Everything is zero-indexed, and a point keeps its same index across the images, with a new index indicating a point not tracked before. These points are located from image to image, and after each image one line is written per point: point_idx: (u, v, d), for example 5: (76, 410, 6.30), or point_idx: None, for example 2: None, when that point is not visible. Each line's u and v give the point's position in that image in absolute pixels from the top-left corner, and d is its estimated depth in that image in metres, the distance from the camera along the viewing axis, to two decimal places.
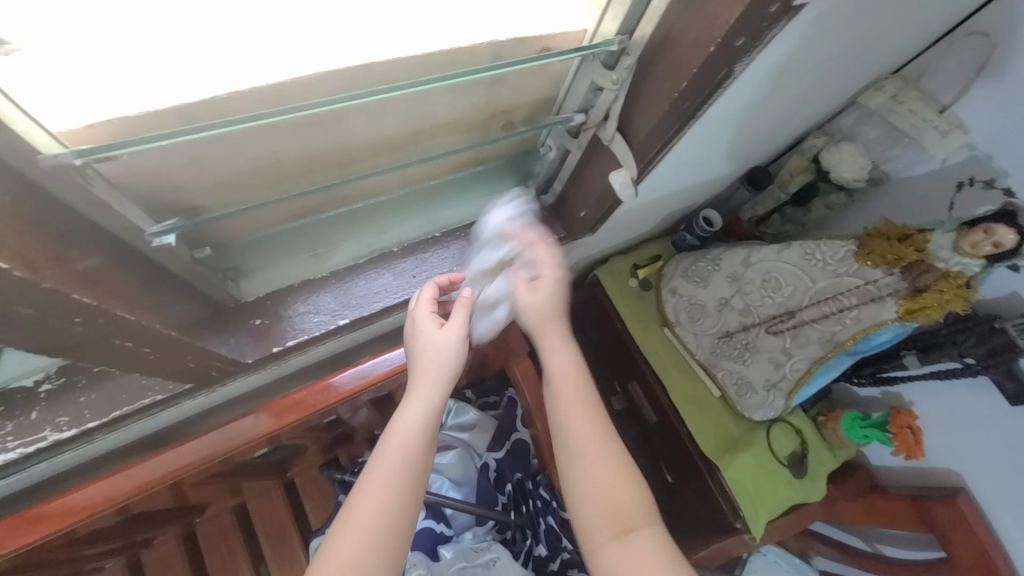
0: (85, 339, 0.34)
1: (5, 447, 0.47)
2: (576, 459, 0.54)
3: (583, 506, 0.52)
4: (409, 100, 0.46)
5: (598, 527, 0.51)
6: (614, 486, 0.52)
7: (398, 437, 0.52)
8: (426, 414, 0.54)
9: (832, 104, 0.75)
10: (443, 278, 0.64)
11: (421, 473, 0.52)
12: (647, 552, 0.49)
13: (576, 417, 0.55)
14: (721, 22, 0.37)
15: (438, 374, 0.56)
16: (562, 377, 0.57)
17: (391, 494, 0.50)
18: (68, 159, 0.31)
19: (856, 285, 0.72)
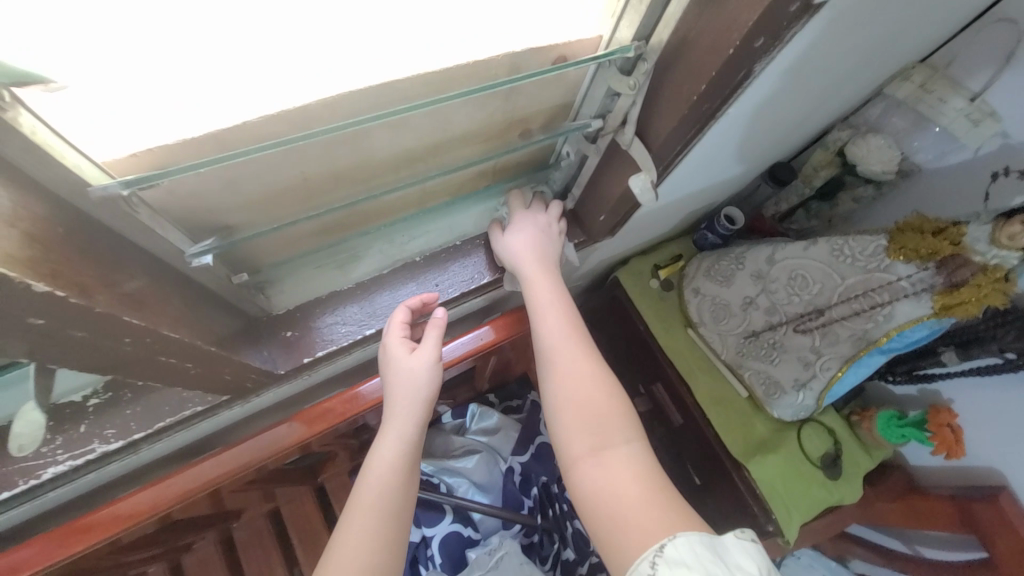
0: (132, 359, 0.36)
1: (55, 459, 0.50)
2: (554, 375, 0.56)
3: (558, 419, 0.54)
4: (427, 115, 0.47)
5: (574, 440, 0.52)
6: (590, 399, 0.53)
7: (375, 472, 0.54)
8: (403, 443, 0.57)
9: (855, 97, 0.73)
10: (415, 300, 0.63)
11: (403, 506, 0.54)
12: (622, 466, 0.49)
13: (556, 336, 0.58)
14: (739, 25, 0.37)
15: (410, 400, 0.58)
16: (544, 308, 0.61)
17: (371, 532, 0.51)
18: (115, 189, 0.33)
19: (888, 281, 0.70)
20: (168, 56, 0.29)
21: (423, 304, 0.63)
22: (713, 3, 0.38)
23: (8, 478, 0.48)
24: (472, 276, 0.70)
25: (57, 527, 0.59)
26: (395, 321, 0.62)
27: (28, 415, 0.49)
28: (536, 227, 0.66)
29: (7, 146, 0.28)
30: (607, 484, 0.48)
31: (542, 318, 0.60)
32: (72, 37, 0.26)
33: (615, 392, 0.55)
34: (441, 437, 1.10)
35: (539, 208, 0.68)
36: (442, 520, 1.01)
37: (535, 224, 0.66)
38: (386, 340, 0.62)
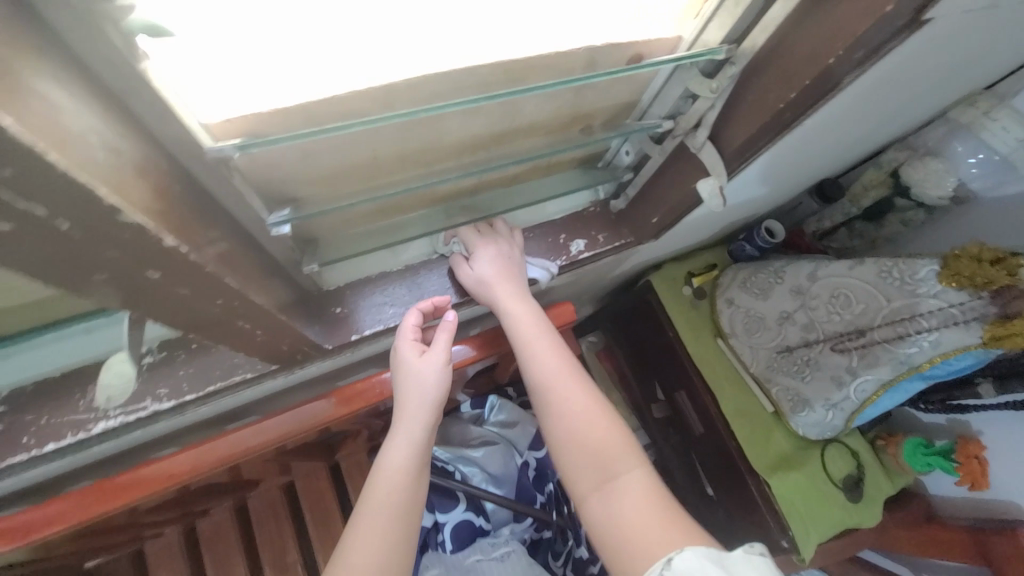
0: (213, 323, 0.35)
1: (108, 414, 0.51)
2: (554, 411, 0.58)
3: (563, 454, 0.56)
4: (499, 106, 0.47)
5: (581, 474, 0.55)
6: (588, 432, 0.56)
7: (387, 477, 0.56)
8: (412, 447, 0.58)
9: (915, 119, 0.72)
10: (427, 304, 0.62)
11: (414, 508, 0.56)
12: (627, 495, 0.52)
13: (540, 365, 0.60)
14: (844, 35, 0.37)
15: (418, 406, 0.59)
16: (527, 335, 0.62)
17: (381, 536, 0.54)
18: (229, 151, 0.32)
19: (938, 307, 0.69)
20: (280, 30, 0.30)
21: (436, 308, 0.61)
22: (821, 9, 0.38)
23: (62, 428, 0.50)
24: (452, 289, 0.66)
25: (93, 483, 0.60)
26: (406, 325, 0.61)
27: (117, 367, 0.50)
28: (496, 249, 0.64)
29: (138, 101, 0.26)
30: (617, 517, 0.51)
31: (530, 355, 0.61)
32: (211, 12, 0.27)
33: (618, 419, 0.57)
34: (458, 427, 1.11)
35: (492, 232, 0.65)
36: (455, 508, 1.02)
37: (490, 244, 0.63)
38: (396, 344, 0.61)
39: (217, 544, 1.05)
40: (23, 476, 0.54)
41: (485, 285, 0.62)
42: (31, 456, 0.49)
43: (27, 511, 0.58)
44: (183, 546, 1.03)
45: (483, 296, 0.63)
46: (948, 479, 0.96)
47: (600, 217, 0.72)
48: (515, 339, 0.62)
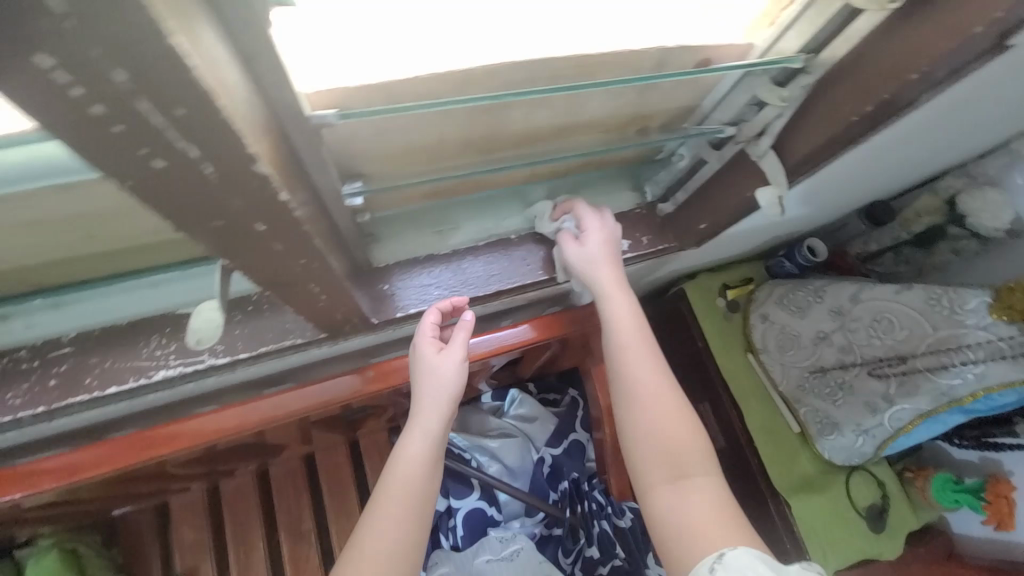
0: (289, 283, 0.37)
1: (168, 363, 0.53)
2: (636, 405, 0.59)
3: (639, 446, 0.58)
4: (565, 99, 0.48)
5: (652, 469, 0.56)
6: (667, 430, 0.57)
7: (405, 465, 0.58)
8: (428, 440, 0.60)
9: (979, 147, 0.70)
10: (446, 304, 0.62)
11: (428, 499, 0.58)
12: (698, 495, 0.53)
13: (634, 356, 0.61)
14: (929, 52, 0.37)
15: (434, 401, 0.61)
16: (620, 325, 0.63)
17: (399, 523, 0.56)
18: (329, 116, 0.34)
19: (986, 340, 0.70)
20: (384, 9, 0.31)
21: (453, 307, 0.62)
22: (911, 23, 0.38)
23: (124, 373, 0.52)
24: (501, 271, 0.66)
25: (140, 431, 0.63)
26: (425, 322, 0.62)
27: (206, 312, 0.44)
28: (605, 226, 0.64)
29: (261, 65, 0.26)
30: (685, 513, 0.52)
31: (624, 342, 0.62)
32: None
33: (696, 423, 0.58)
34: (478, 416, 1.12)
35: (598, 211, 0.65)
36: (469, 495, 1.03)
37: (601, 224, 0.63)
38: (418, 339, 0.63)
39: (238, 506, 1.08)
40: (82, 417, 0.57)
41: (588, 264, 0.63)
42: (92, 397, 0.51)
43: (77, 451, 0.61)
44: (206, 503, 1.07)
45: (583, 273, 0.64)
46: (975, 518, 0.94)
47: (646, 219, 0.71)
48: (609, 326, 0.63)
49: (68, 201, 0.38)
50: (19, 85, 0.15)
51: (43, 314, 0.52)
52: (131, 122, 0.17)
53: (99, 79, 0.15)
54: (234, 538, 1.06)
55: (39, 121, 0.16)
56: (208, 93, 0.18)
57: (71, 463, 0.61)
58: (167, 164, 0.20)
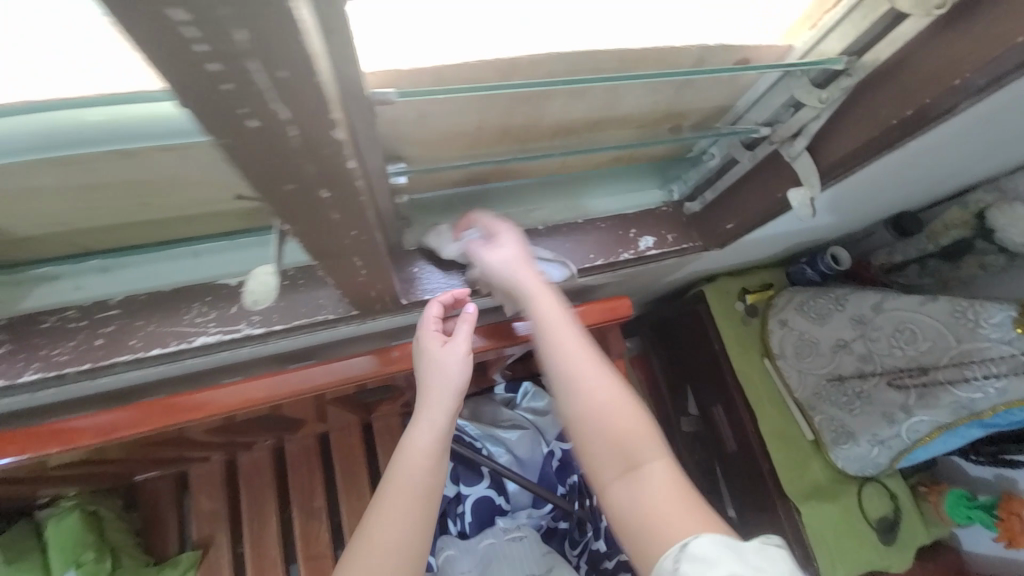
0: (334, 255, 0.39)
1: (208, 330, 0.55)
2: (576, 401, 0.58)
3: (586, 445, 0.57)
4: (603, 92, 0.49)
5: (604, 466, 0.56)
6: (609, 422, 0.56)
7: (409, 461, 0.58)
8: (431, 436, 0.59)
9: (1011, 161, 0.70)
10: (448, 296, 0.62)
11: (434, 493, 0.58)
12: (653, 482, 0.52)
13: (562, 353, 0.60)
14: (972, 60, 0.37)
15: (441, 393, 0.60)
16: (549, 320, 0.61)
17: (404, 514, 0.55)
18: (391, 94, 0.35)
19: (1010, 354, 0.67)
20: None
21: (456, 299, 0.62)
22: (957, 28, 0.38)
23: (164, 337, 0.54)
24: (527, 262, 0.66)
25: (160, 400, 0.64)
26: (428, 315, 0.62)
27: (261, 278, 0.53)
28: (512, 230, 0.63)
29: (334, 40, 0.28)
30: (640, 505, 0.51)
31: (554, 342, 0.60)
32: None
33: (639, 410, 0.57)
34: (490, 407, 1.13)
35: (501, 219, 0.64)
36: (479, 483, 1.05)
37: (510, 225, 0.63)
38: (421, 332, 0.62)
39: (253, 480, 1.10)
40: (122, 378, 0.59)
41: (505, 263, 0.60)
42: (135, 357, 0.53)
43: (105, 414, 0.62)
44: (224, 475, 1.09)
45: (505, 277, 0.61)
46: (987, 536, 0.93)
47: (672, 217, 0.72)
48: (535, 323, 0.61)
49: (133, 166, 0.40)
50: (154, 37, 0.16)
51: (94, 278, 0.55)
52: (240, 82, 0.19)
53: (220, 42, 0.17)
54: (248, 509, 1.09)
55: (160, 75, 0.18)
56: (309, 58, 0.19)
57: (104, 423, 0.62)
58: (260, 124, 0.21)
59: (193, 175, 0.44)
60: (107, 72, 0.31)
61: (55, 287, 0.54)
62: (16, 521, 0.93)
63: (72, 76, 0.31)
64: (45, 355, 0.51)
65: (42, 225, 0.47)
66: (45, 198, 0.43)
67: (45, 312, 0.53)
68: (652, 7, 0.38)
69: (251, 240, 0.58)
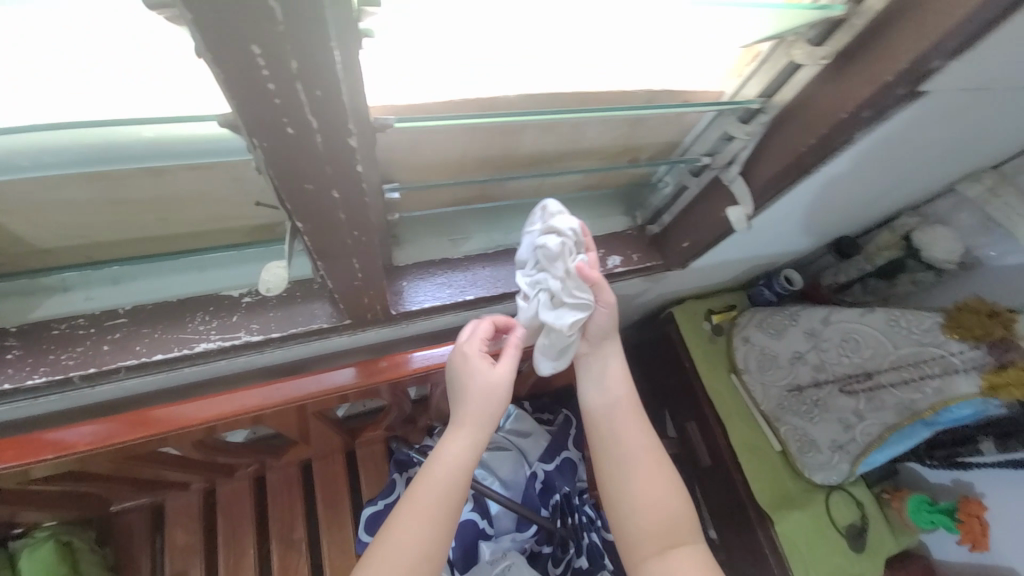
0: (338, 254, 0.45)
1: (208, 337, 0.59)
2: (632, 476, 0.66)
3: (633, 517, 0.64)
4: (570, 126, 0.58)
5: (647, 540, 0.63)
6: (658, 503, 0.64)
7: (436, 474, 0.55)
8: (464, 451, 0.57)
9: (922, 191, 0.81)
10: (503, 320, 0.63)
11: (453, 511, 0.55)
12: (689, 563, 0.60)
13: (628, 428, 0.68)
14: (851, 98, 0.47)
15: (479, 411, 0.58)
16: (619, 397, 0.70)
17: (419, 526, 0.53)
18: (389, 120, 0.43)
19: (937, 355, 0.76)
20: (440, 43, 0.40)
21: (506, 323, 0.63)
22: (837, 76, 0.48)
23: (167, 343, 0.58)
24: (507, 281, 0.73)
25: (127, 413, 0.64)
26: (476, 332, 0.62)
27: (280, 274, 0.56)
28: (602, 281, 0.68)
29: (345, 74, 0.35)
30: None
31: (619, 418, 0.69)
32: (408, 32, 0.38)
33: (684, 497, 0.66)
34: None
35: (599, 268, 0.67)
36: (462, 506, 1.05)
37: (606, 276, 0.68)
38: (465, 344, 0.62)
39: (231, 512, 1.08)
40: (121, 386, 0.61)
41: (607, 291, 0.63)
42: (139, 362, 0.57)
43: (89, 424, 0.62)
44: (200, 506, 1.07)
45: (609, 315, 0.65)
46: (951, 543, 0.99)
47: (637, 239, 0.80)
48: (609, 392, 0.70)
49: (161, 181, 0.46)
50: (230, 61, 0.23)
51: (103, 289, 0.60)
52: (286, 98, 0.26)
53: (280, 70, 0.24)
54: (226, 540, 1.06)
55: (224, 86, 0.25)
56: (336, 83, 0.26)
57: (92, 434, 0.62)
58: (294, 131, 0.28)
59: (210, 191, 0.50)
60: (107, 73, 0.33)
61: (66, 298, 0.58)
62: None
63: (71, 75, 0.33)
64: (53, 360, 0.55)
65: (66, 236, 0.52)
66: (74, 210, 0.48)
67: (55, 320, 0.57)
68: (600, 57, 0.48)
69: (254, 254, 0.63)
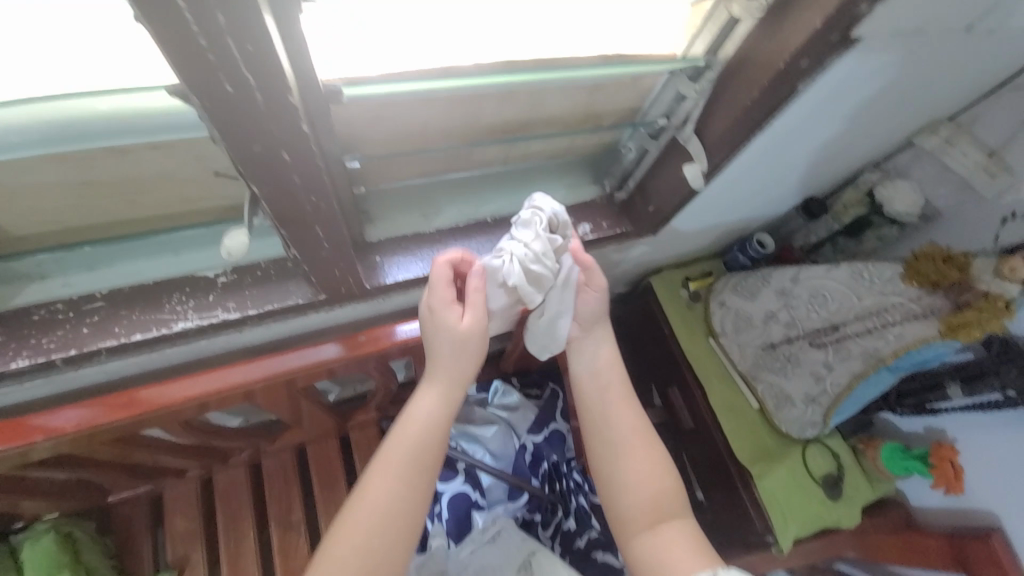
0: (303, 221, 0.46)
1: (187, 316, 0.61)
2: (621, 456, 0.68)
3: (625, 494, 0.66)
4: (530, 94, 0.59)
5: (638, 515, 0.65)
6: (649, 481, 0.66)
7: (409, 425, 0.58)
8: (435, 404, 0.59)
9: (883, 146, 0.83)
10: (454, 255, 0.60)
11: (428, 458, 0.57)
12: (678, 535, 0.63)
13: (617, 408, 0.70)
14: (787, 49, 0.49)
15: (448, 364, 0.59)
16: (608, 374, 0.72)
17: (400, 482, 0.55)
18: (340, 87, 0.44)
19: (900, 303, 0.78)
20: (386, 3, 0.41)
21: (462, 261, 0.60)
22: (774, 29, 0.50)
23: (148, 324, 0.60)
24: (479, 253, 0.74)
25: (108, 397, 0.65)
26: (438, 277, 0.59)
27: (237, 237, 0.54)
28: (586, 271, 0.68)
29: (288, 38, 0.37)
30: (662, 553, 0.62)
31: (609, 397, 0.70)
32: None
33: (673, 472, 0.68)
34: (464, 407, 1.18)
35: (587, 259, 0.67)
36: (455, 479, 1.08)
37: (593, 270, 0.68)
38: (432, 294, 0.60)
39: (228, 498, 1.10)
40: (104, 368, 0.63)
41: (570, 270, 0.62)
42: (120, 343, 0.58)
43: (77, 409, 0.64)
44: (199, 494, 1.09)
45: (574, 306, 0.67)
46: (925, 488, 1.03)
47: (607, 206, 0.82)
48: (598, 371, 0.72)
49: (124, 162, 0.48)
50: (159, 18, 0.25)
51: (79, 274, 0.61)
52: (221, 55, 0.28)
53: (214, 26, 0.26)
54: (225, 525, 1.09)
55: (158, 43, 0.26)
56: (267, 39, 0.28)
57: (82, 418, 0.64)
58: (233, 90, 0.30)
59: (175, 171, 0.51)
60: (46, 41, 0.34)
61: (43, 285, 0.60)
62: None
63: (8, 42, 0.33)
64: (35, 344, 0.57)
65: (38, 222, 0.54)
66: (43, 195, 0.50)
67: (34, 306, 0.59)
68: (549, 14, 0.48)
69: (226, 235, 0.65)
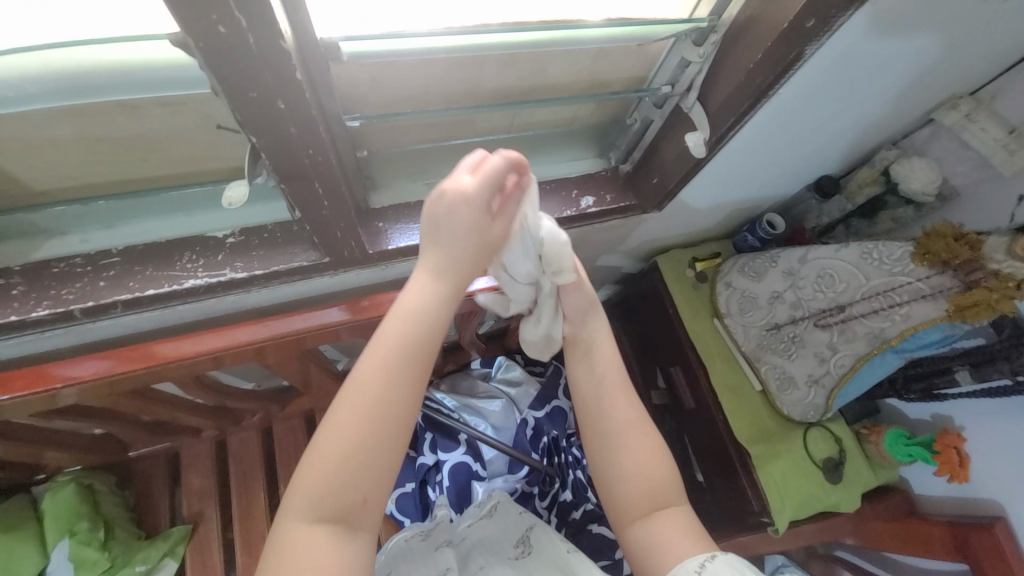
0: (302, 176, 0.48)
1: (196, 274, 0.63)
2: (615, 447, 0.65)
3: (620, 485, 0.64)
4: (531, 59, 0.59)
5: (633, 505, 0.63)
6: (645, 471, 0.64)
7: (404, 315, 0.51)
8: (435, 295, 0.52)
9: (898, 123, 0.81)
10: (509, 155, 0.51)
11: (423, 353, 0.51)
12: (673, 524, 0.61)
13: (614, 399, 0.66)
14: (791, 10, 0.48)
15: (455, 259, 0.52)
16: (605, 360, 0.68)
17: (392, 372, 0.49)
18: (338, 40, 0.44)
19: (909, 283, 0.76)
20: None
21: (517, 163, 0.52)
22: None
23: (158, 280, 0.62)
24: None
25: (124, 350, 0.68)
26: (488, 175, 0.50)
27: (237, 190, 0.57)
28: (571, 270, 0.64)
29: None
30: (657, 543, 0.60)
31: (604, 387, 0.66)
32: None
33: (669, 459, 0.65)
34: (467, 381, 1.21)
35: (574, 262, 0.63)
36: (456, 449, 1.11)
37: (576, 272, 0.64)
38: (451, 177, 0.51)
39: (240, 459, 1.14)
40: (120, 321, 0.66)
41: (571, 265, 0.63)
42: (135, 297, 0.61)
43: (93, 361, 0.67)
44: (212, 454, 1.14)
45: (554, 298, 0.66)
46: (931, 475, 1.02)
47: (611, 179, 0.82)
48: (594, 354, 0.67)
49: (135, 117, 0.50)
50: None
51: (97, 231, 0.64)
52: None
53: None
54: (236, 484, 1.13)
55: None
56: None
57: (98, 369, 0.67)
58: (227, 31, 0.32)
59: (184, 129, 0.53)
60: None
61: (65, 240, 0.63)
62: (14, 495, 0.99)
63: None
64: (55, 294, 0.60)
65: (58, 177, 0.57)
66: (60, 149, 0.52)
67: (55, 259, 0.62)
68: None
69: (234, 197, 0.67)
